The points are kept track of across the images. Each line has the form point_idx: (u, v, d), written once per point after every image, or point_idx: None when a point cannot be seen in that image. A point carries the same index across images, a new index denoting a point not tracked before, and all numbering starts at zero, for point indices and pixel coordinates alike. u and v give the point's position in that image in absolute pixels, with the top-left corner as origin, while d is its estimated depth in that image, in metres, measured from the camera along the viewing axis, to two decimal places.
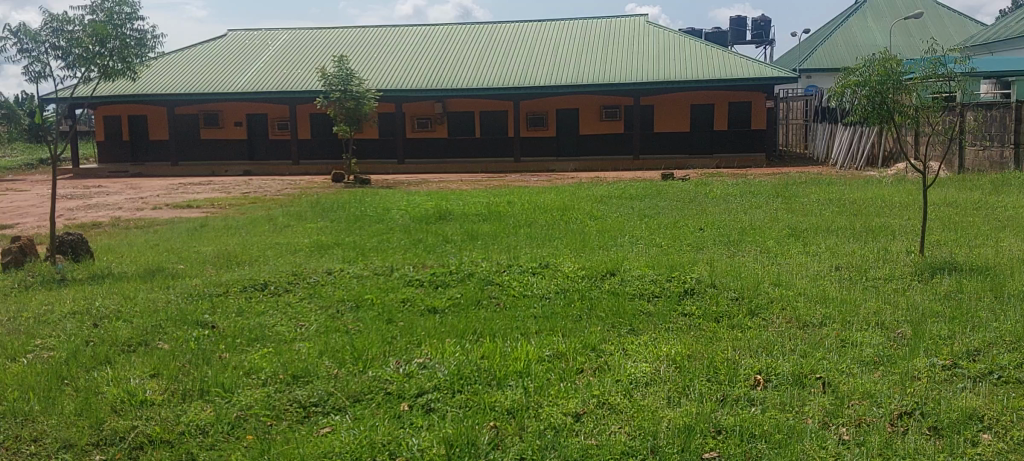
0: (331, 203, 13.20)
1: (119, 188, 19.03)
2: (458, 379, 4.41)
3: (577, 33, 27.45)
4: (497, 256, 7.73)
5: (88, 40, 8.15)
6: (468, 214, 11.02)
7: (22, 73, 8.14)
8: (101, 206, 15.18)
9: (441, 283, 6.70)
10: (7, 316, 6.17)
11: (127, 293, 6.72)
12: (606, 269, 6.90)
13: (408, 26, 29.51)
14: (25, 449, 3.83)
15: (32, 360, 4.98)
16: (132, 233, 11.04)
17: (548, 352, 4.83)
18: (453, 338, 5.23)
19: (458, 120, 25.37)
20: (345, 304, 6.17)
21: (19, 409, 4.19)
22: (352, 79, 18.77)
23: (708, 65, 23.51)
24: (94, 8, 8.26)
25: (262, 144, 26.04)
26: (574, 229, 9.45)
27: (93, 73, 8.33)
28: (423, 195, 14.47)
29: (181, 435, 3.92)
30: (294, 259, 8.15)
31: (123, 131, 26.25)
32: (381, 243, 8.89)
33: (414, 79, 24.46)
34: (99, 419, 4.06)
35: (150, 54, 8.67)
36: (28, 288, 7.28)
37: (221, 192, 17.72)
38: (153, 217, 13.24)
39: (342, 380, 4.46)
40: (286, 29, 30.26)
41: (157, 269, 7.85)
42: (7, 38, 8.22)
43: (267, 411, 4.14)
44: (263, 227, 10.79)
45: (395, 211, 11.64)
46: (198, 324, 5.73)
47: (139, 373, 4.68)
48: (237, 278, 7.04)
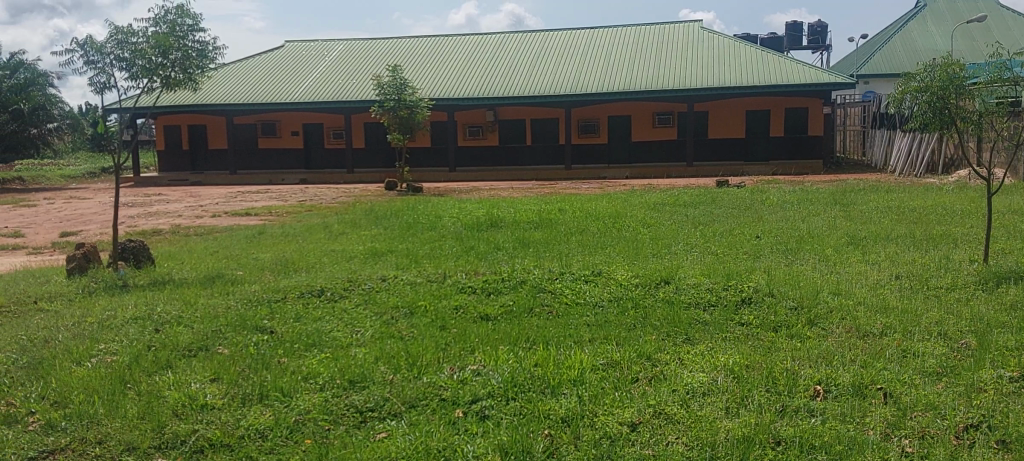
0: (385, 210, 13.34)
1: (179, 197, 19.49)
2: (512, 386, 4.41)
3: (629, 40, 27.36)
4: (549, 264, 7.72)
5: (151, 51, 8.36)
6: (521, 221, 11.03)
7: (89, 85, 8.37)
8: (161, 214, 15.51)
9: (493, 290, 6.73)
10: (73, 322, 6.34)
11: (189, 299, 6.86)
12: (661, 276, 6.86)
13: (461, 35, 29.73)
14: (91, 451, 3.93)
15: (97, 364, 5.11)
16: (192, 240, 11.28)
17: (602, 361, 4.81)
18: (506, 345, 5.24)
19: (509, 128, 25.48)
20: (399, 311, 6.23)
21: (84, 412, 4.30)
22: (406, 88, 18.92)
23: (761, 71, 23.25)
24: (157, 20, 8.45)
25: (318, 152, 26.38)
26: (628, 236, 9.43)
27: (156, 83, 8.54)
28: (474, 203, 14.49)
29: (240, 438, 3.98)
30: (350, 265, 8.25)
31: (183, 141, 26.84)
32: (433, 250, 8.94)
33: (467, 88, 24.59)
34: (161, 422, 4.14)
35: (210, 65, 8.84)
36: (93, 294, 7.48)
37: (278, 200, 17.99)
38: (213, 224, 13.52)
39: (397, 386, 4.50)
40: (341, 40, 30.67)
41: (217, 275, 8.00)
42: (75, 50, 8.47)
43: (324, 415, 4.19)
44: (319, 234, 10.92)
45: (447, 218, 11.73)
46: (258, 329, 5.83)
47: (200, 377, 4.77)
48: (294, 284, 7.14)
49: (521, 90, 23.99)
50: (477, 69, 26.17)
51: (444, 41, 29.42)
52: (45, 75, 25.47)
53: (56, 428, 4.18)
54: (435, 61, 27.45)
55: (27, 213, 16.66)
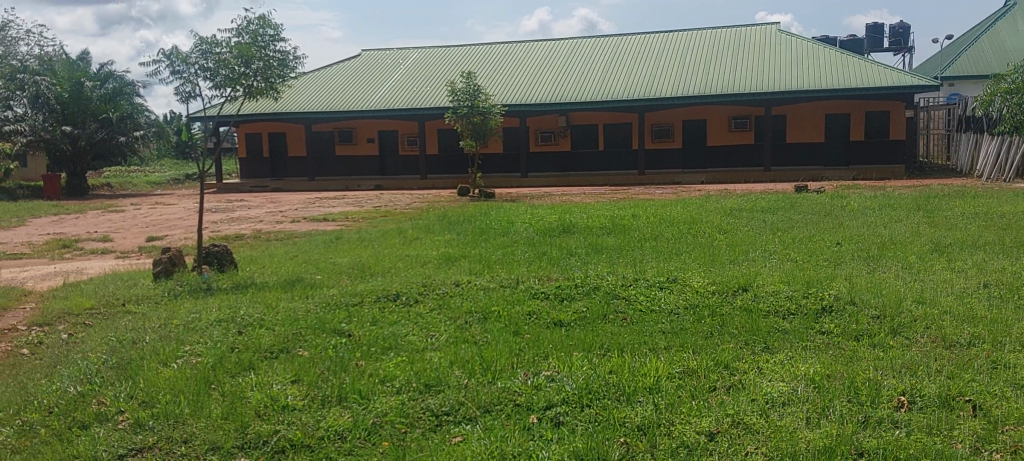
0: (458, 216, 13.44)
1: (259, 203, 19.97)
2: (588, 393, 4.40)
3: (704, 43, 27.05)
4: (622, 270, 7.69)
5: (234, 61, 8.60)
6: (593, 227, 11.01)
7: (174, 94, 8.65)
8: (243, 219, 15.92)
9: (566, 296, 6.73)
10: (160, 323, 6.57)
11: (270, 303, 7.02)
12: (738, 284, 6.76)
13: (534, 41, 29.82)
14: (177, 449, 4.06)
15: (183, 365, 5.27)
16: (272, 245, 11.55)
17: (678, 369, 4.77)
18: (580, 351, 5.23)
19: (582, 133, 25.45)
20: (472, 316, 6.26)
21: (170, 411, 4.45)
22: (480, 94, 19.07)
23: (841, 74, 22.73)
24: (240, 30, 8.68)
25: (393, 159, 26.76)
26: (703, 242, 9.33)
27: (239, 92, 8.77)
28: (547, 208, 14.49)
29: (320, 439, 4.06)
30: (424, 270, 8.34)
31: (263, 148, 27.53)
32: (506, 256, 8.97)
33: (540, 94, 24.64)
34: (244, 422, 4.25)
35: (291, 74, 9.04)
36: (178, 296, 7.73)
37: (354, 206, 18.28)
38: (292, 229, 13.83)
39: (471, 390, 4.53)
40: (415, 48, 31.05)
41: (296, 279, 8.18)
42: (163, 61, 8.78)
43: (401, 418, 4.24)
44: (394, 239, 11.07)
45: (520, 224, 11.77)
46: (335, 332, 5.93)
47: (281, 379, 4.88)
48: (371, 289, 7.26)
49: (593, 96, 23.93)
50: (549, 75, 26.20)
51: (516, 47, 29.54)
52: (132, 84, 26.37)
53: (143, 427, 4.33)
54: (508, 67, 27.57)
55: (116, 218, 17.29)
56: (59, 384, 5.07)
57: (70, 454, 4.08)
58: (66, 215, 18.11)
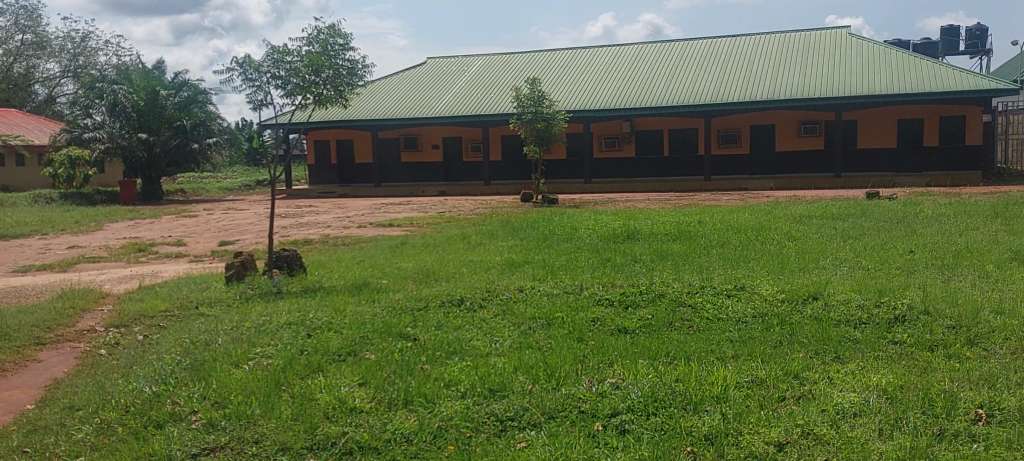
0: (522, 222, 13.48)
1: (327, 209, 20.30)
2: (653, 401, 4.36)
3: (772, 48, 26.65)
4: (689, 277, 7.61)
5: (304, 70, 8.78)
6: (658, 233, 10.94)
7: (247, 102, 8.85)
8: (312, 225, 16.21)
9: (631, 303, 6.69)
10: (232, 326, 6.72)
11: (337, 306, 7.14)
12: (808, 292, 6.64)
13: (598, 47, 29.74)
14: (249, 450, 4.16)
15: (254, 366, 5.39)
16: (339, 249, 11.74)
17: (747, 378, 4.70)
18: (645, 359, 5.20)
19: (647, 138, 25.33)
20: (536, 322, 6.27)
21: (242, 412, 4.55)
22: (544, 101, 19.10)
23: (914, 78, 22.17)
24: (310, 40, 8.86)
25: (457, 165, 26.96)
26: (772, 249, 9.18)
27: (309, 100, 8.94)
28: (611, 214, 14.42)
29: (387, 442, 4.11)
30: (488, 275, 8.37)
31: (331, 155, 28.02)
32: (569, 262, 8.96)
33: (604, 100, 24.57)
34: (313, 424, 4.32)
35: (360, 82, 9.19)
36: (249, 299, 7.91)
37: (419, 212, 18.48)
38: (358, 234, 14.04)
39: (536, 396, 4.54)
40: (479, 55, 31.24)
41: (363, 284, 8.29)
42: (237, 69, 9.00)
43: (466, 422, 4.27)
44: (458, 245, 11.15)
45: (584, 230, 11.74)
46: (401, 336, 6.00)
47: (350, 381, 4.96)
48: (436, 293, 7.33)
49: (658, 101, 23.77)
50: (613, 81, 26.10)
51: (581, 53, 29.49)
52: (204, 92, 27.05)
53: (216, 427, 4.43)
54: (572, 73, 27.56)
55: (189, 223, 17.76)
56: (136, 384, 5.23)
57: (146, 453, 4.21)
58: (142, 219, 18.69)
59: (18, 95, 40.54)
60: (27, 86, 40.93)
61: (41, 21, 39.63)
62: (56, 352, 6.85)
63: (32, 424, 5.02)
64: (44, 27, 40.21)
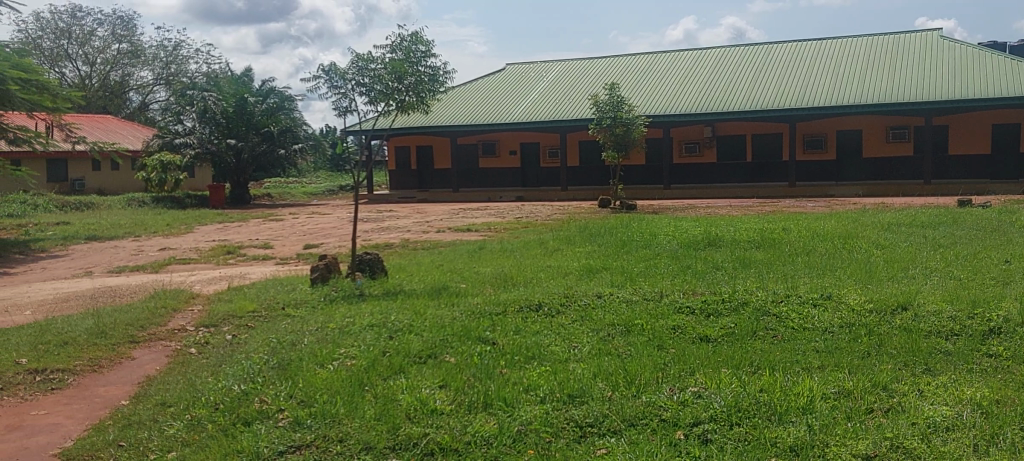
0: (600, 228, 13.43)
1: (408, 213, 20.58)
2: (737, 411, 4.30)
3: (860, 51, 26.00)
4: (773, 285, 7.48)
5: (388, 77, 8.95)
6: (741, 240, 10.80)
7: (332, 109, 9.06)
8: (393, 229, 16.45)
9: (713, 312, 6.60)
10: (317, 326, 6.88)
11: (418, 309, 7.23)
12: (897, 302, 6.46)
13: (679, 51, 29.47)
14: (334, 448, 4.25)
15: (338, 367, 5.51)
16: (419, 254, 11.90)
17: (833, 389, 4.60)
18: (728, 368, 5.13)
19: (728, 144, 25.00)
20: (615, 329, 6.24)
21: (326, 411, 4.65)
22: (623, 105, 19.01)
23: (1009, 81, 21.36)
24: (394, 47, 9.00)
25: (535, 171, 27.04)
26: (859, 258, 8.96)
27: (391, 107, 9.11)
28: (691, 221, 14.27)
29: (467, 444, 4.16)
30: (566, 281, 8.38)
31: (411, 161, 28.46)
32: (649, 269, 8.89)
33: (684, 105, 24.34)
34: (395, 424, 4.39)
35: (441, 89, 9.31)
36: (333, 301, 8.09)
37: (497, 217, 18.57)
38: (438, 239, 14.20)
39: (616, 403, 4.51)
40: (558, 60, 31.27)
41: (442, 287, 8.39)
42: (322, 76, 9.21)
43: (546, 427, 4.29)
44: (536, 250, 11.18)
45: (663, 236, 11.64)
46: (480, 340, 6.05)
47: (430, 383, 5.02)
48: (515, 298, 7.38)
49: (740, 106, 23.44)
50: (694, 86, 25.84)
51: (661, 58, 29.26)
52: (290, 99, 27.70)
53: (302, 425, 4.54)
54: (651, 78, 27.37)
55: (275, 227, 18.19)
56: (225, 383, 5.39)
57: (234, 449, 4.33)
58: (231, 223, 19.25)
59: (114, 102, 42.16)
60: (122, 93, 42.51)
61: (135, 30, 41.20)
62: (149, 351, 7.11)
63: (127, 419, 5.22)
64: (138, 36, 41.78)
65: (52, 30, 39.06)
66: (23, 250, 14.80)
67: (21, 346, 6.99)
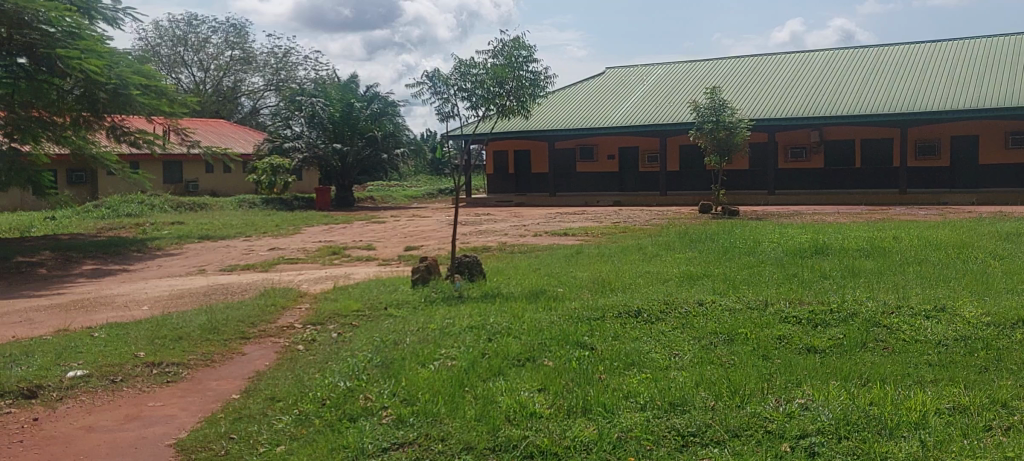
0: (700, 234, 13.27)
1: (506, 217, 20.72)
2: (845, 424, 4.19)
3: (978, 53, 24.89)
4: (883, 296, 7.24)
5: (489, 82, 9.06)
6: (849, 248, 10.49)
7: (435, 114, 9.23)
8: (491, 232, 16.62)
9: (821, 322, 6.43)
10: (418, 327, 7.01)
11: (516, 312, 7.28)
12: (1017, 316, 6.16)
13: (784, 54, 28.81)
14: (435, 447, 4.32)
15: (438, 367, 5.60)
16: (517, 257, 11.98)
17: (948, 404, 4.43)
18: (836, 380, 4.99)
19: (836, 149, 24.33)
20: (718, 337, 6.15)
21: (428, 410, 4.73)
22: (725, 109, 18.68)
23: None
24: (496, 52, 9.08)
25: (633, 175, 26.87)
26: (975, 269, 8.60)
27: (492, 112, 9.23)
28: (796, 228, 13.94)
29: (568, 448, 4.16)
30: (666, 287, 8.30)
31: (509, 165, 28.69)
32: (752, 276, 8.72)
33: (788, 108, 23.79)
34: (495, 426, 4.44)
35: (542, 93, 9.34)
36: (433, 302, 8.24)
37: (595, 221, 18.53)
38: (535, 242, 14.29)
39: (719, 413, 4.44)
40: (659, 64, 31.00)
41: (540, 291, 8.44)
42: (427, 82, 9.40)
43: (647, 434, 4.26)
44: (634, 255, 11.12)
45: (767, 243, 11.41)
46: (579, 345, 6.05)
47: (529, 386, 5.05)
48: (613, 304, 7.34)
49: (847, 110, 22.76)
50: (800, 89, 25.21)
51: (765, 60, 28.66)
52: (393, 105, 28.25)
53: (405, 423, 4.64)
54: (755, 81, 26.85)
55: (377, 229, 18.61)
56: (331, 379, 5.55)
57: (340, 444, 4.45)
58: (335, 225, 19.77)
59: (226, 106, 43.81)
60: (235, 98, 44.10)
61: (248, 37, 42.76)
62: (259, 346, 7.37)
63: (238, 413, 5.43)
64: (251, 43, 43.32)
65: (170, 38, 40.99)
66: (142, 248, 15.54)
67: (139, 339, 7.34)
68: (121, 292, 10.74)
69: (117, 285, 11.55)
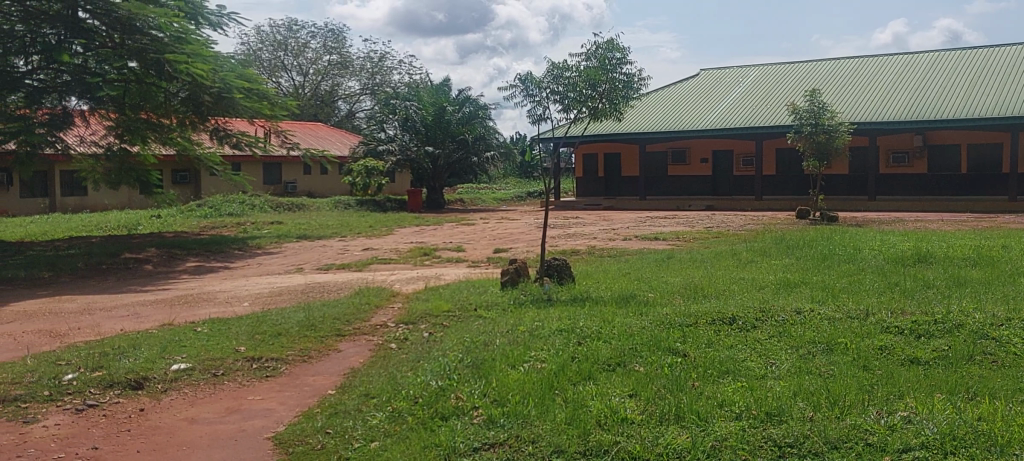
0: (797, 240, 12.98)
1: (595, 220, 20.66)
2: (951, 439, 4.05)
3: None
4: (994, 307, 6.94)
5: (582, 84, 9.05)
6: (954, 257, 10.12)
7: (527, 116, 9.28)
8: (581, 236, 16.60)
9: (925, 333, 6.21)
10: (508, 329, 7.04)
11: (606, 317, 7.24)
12: None
13: (887, 56, 27.91)
14: (525, 449, 4.35)
15: (528, 369, 5.63)
16: (607, 261, 11.94)
17: None
18: (941, 393, 4.81)
19: (941, 154, 23.46)
20: (816, 347, 6.00)
21: (519, 411, 4.76)
22: (824, 112, 18.24)
23: None
24: (589, 54, 9.06)
25: (727, 179, 26.49)
26: None
27: (584, 114, 9.22)
28: (898, 235, 13.51)
29: (659, 456, 4.13)
30: (762, 294, 8.15)
31: (600, 168, 28.59)
32: (852, 285, 8.48)
33: (890, 111, 23.05)
34: (587, 430, 4.43)
35: (636, 95, 9.27)
36: (523, 304, 8.28)
37: (686, 226, 18.33)
38: (626, 246, 14.23)
39: (818, 424, 4.33)
40: (755, 66, 30.43)
41: (630, 295, 8.38)
42: (519, 84, 9.45)
43: (742, 444, 4.19)
44: (727, 261, 10.96)
45: (868, 250, 11.10)
46: (672, 351, 5.99)
47: (620, 392, 5.03)
48: (707, 310, 7.21)
49: (953, 113, 21.93)
50: (903, 92, 24.38)
51: (867, 62, 27.81)
52: (485, 108, 28.41)
53: (496, 423, 4.68)
54: (855, 83, 26.09)
55: (468, 231, 18.79)
56: (423, 378, 5.63)
57: (432, 442, 4.51)
58: (427, 226, 20.06)
59: (324, 110, 44.90)
60: (332, 102, 45.16)
61: (345, 42, 43.78)
62: (353, 344, 7.53)
63: (334, 408, 5.56)
64: (348, 48, 44.34)
65: (271, 43, 42.28)
66: (243, 247, 16.06)
67: (240, 334, 7.59)
68: (223, 288, 11.11)
69: (218, 282, 11.96)
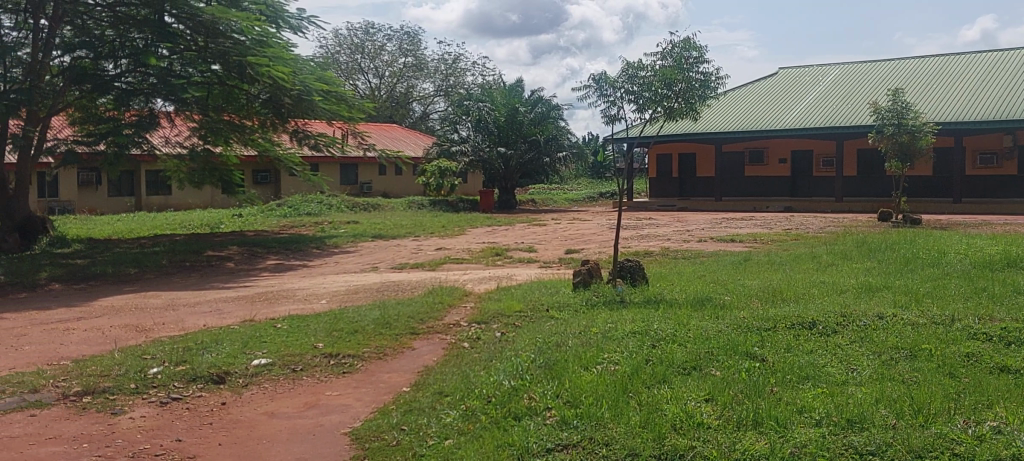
0: (878, 243, 12.65)
1: (669, 221, 20.47)
2: None
3: None
4: None
5: (658, 84, 8.98)
6: None
7: (601, 117, 9.25)
8: (654, 237, 16.47)
9: (1014, 341, 5.98)
10: (580, 330, 7.03)
11: (681, 320, 7.17)
12: None
13: (974, 53, 26.99)
14: (599, 451, 4.34)
15: (602, 371, 5.61)
16: (681, 263, 11.83)
17: None
18: None
19: None
20: (899, 352, 5.84)
21: (593, 413, 4.75)
22: (908, 112, 17.76)
23: None
24: (665, 54, 9.00)
25: (805, 180, 25.94)
26: None
27: (660, 114, 9.14)
28: (985, 239, 13.06)
29: None
30: (842, 298, 7.96)
31: (674, 168, 28.30)
32: (937, 289, 8.22)
33: (979, 110, 22.29)
34: (662, 434, 4.39)
35: (712, 94, 9.16)
36: (595, 306, 8.25)
37: (763, 228, 18.04)
38: (701, 248, 14.07)
39: (902, 432, 4.22)
40: (835, 65, 29.74)
41: (705, 298, 8.28)
42: (593, 85, 9.43)
43: (822, 451, 4.10)
44: (806, 264, 10.74)
45: (954, 254, 10.76)
46: (749, 356, 5.90)
47: (696, 396, 4.97)
48: (785, 314, 7.07)
49: None
50: (992, 91, 23.55)
51: (953, 60, 26.94)
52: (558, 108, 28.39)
53: (569, 425, 4.68)
54: (940, 82, 25.30)
55: (540, 231, 18.81)
56: (496, 377, 5.66)
57: (506, 442, 4.55)
58: (500, 227, 20.15)
59: (398, 111, 45.47)
60: (407, 104, 45.70)
61: (420, 45, 44.33)
62: (427, 342, 7.62)
63: (409, 405, 5.63)
64: (423, 51, 44.82)
65: (348, 46, 43.00)
66: (320, 245, 16.38)
67: (318, 331, 7.75)
68: (301, 286, 11.35)
69: (296, 280, 12.22)
